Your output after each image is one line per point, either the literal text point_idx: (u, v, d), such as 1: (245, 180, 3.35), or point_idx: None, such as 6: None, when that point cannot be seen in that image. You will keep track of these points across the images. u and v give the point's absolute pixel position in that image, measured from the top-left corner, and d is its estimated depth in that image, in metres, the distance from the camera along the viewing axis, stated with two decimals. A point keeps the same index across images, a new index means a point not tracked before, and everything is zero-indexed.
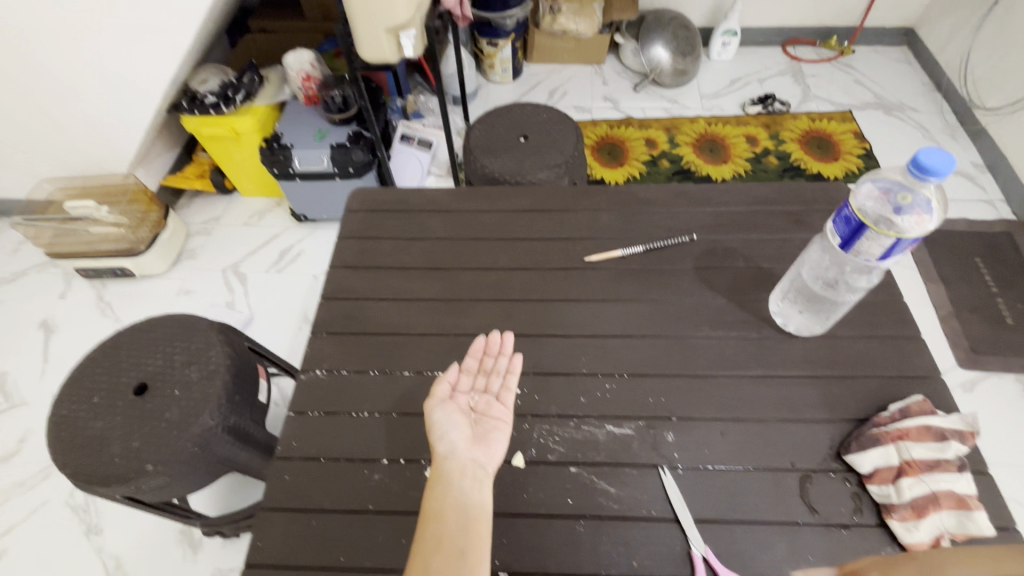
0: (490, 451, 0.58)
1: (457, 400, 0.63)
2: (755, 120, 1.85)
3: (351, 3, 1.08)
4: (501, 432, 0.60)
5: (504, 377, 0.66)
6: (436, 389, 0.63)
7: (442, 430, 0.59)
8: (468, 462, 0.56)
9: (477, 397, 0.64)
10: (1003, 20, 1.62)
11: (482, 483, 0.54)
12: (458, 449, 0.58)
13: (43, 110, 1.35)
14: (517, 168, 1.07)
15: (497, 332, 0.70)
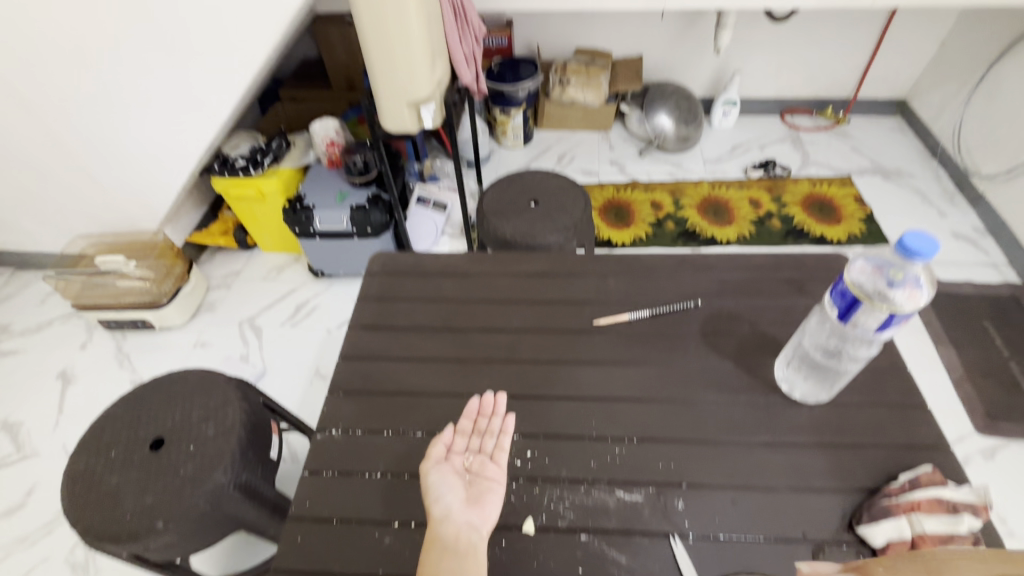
0: (484, 511, 0.61)
1: (452, 462, 0.65)
2: (758, 184, 1.92)
3: (377, 81, 1.18)
4: (495, 492, 0.63)
5: (498, 438, 0.67)
6: (431, 450, 0.65)
7: (437, 492, 0.62)
8: (462, 525, 0.59)
9: (472, 457, 0.66)
10: (991, 95, 1.71)
11: (475, 548, 0.57)
12: (453, 511, 0.60)
13: (87, 171, 1.45)
14: (528, 231, 1.12)
15: (490, 393, 0.72)
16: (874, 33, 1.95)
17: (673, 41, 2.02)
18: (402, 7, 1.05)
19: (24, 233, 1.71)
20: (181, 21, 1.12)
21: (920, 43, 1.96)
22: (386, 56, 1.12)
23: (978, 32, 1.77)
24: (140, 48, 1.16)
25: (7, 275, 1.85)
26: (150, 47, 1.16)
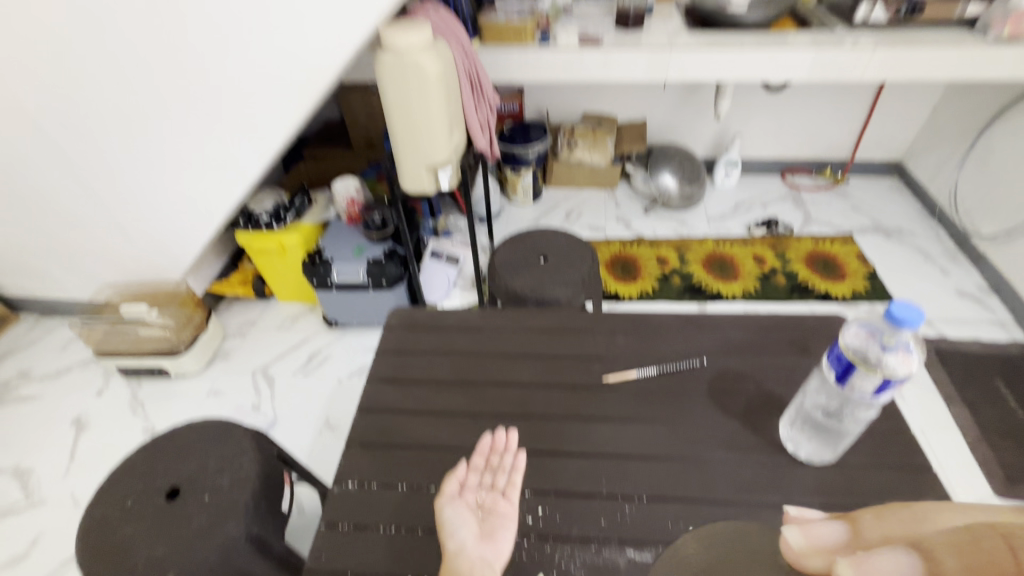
0: (497, 545, 0.62)
1: (465, 498, 0.66)
2: (762, 241, 1.97)
3: (399, 146, 1.26)
4: (507, 528, 0.64)
5: (510, 475, 0.69)
6: (446, 486, 0.67)
7: (451, 527, 0.62)
8: (475, 560, 0.59)
9: (485, 493, 0.67)
10: (983, 159, 1.78)
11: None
12: (466, 546, 0.61)
13: (120, 225, 1.54)
14: (538, 286, 1.16)
15: (503, 430, 0.74)
16: (867, 100, 2.05)
17: (675, 107, 2.14)
18: (424, 82, 1.15)
19: (53, 281, 1.79)
20: (220, 94, 1.22)
21: (912, 110, 2.06)
22: (407, 124, 1.21)
23: (967, 100, 1.87)
24: (181, 117, 1.26)
25: (32, 321, 1.91)
26: (190, 115, 1.25)
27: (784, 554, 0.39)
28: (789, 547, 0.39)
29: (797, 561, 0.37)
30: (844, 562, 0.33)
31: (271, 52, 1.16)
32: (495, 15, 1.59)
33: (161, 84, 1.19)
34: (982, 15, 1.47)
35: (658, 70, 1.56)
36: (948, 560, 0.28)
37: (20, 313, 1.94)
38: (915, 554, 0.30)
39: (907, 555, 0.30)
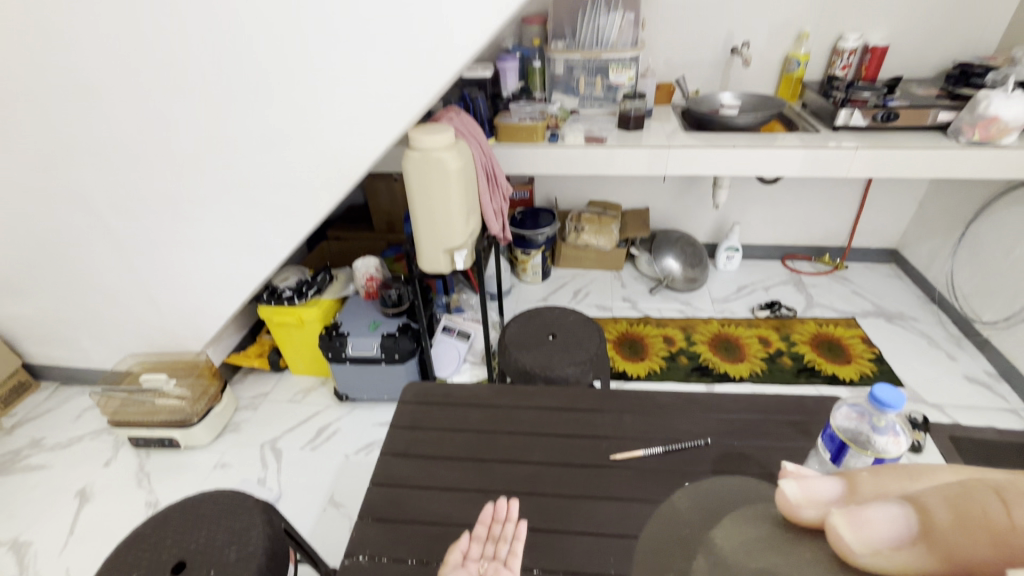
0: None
1: (468, 568, 0.64)
2: (766, 323, 2.01)
3: (420, 232, 1.37)
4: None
5: (511, 544, 0.67)
6: (449, 557, 0.66)
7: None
8: None
9: (486, 563, 0.65)
10: (974, 248, 1.86)
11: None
12: None
13: (154, 297, 1.64)
14: (547, 363, 1.20)
15: (503, 500, 0.73)
16: (858, 193, 2.18)
17: (676, 196, 2.29)
18: (445, 175, 1.27)
19: (80, 349, 1.86)
20: (261, 186, 1.34)
21: (901, 202, 2.18)
22: (428, 212, 1.32)
23: (951, 195, 1.98)
24: (223, 204, 1.38)
25: (51, 389, 1.96)
26: (232, 203, 1.38)
27: (775, 505, 0.32)
28: (783, 498, 0.31)
29: (787, 512, 0.30)
30: (838, 514, 0.28)
31: (311, 154, 1.28)
32: (510, 117, 1.78)
33: (211, 175, 1.33)
34: (953, 121, 1.59)
35: (658, 165, 1.71)
36: (943, 514, 0.24)
37: (41, 380, 1.99)
38: (907, 508, 0.26)
39: (899, 507, 0.26)
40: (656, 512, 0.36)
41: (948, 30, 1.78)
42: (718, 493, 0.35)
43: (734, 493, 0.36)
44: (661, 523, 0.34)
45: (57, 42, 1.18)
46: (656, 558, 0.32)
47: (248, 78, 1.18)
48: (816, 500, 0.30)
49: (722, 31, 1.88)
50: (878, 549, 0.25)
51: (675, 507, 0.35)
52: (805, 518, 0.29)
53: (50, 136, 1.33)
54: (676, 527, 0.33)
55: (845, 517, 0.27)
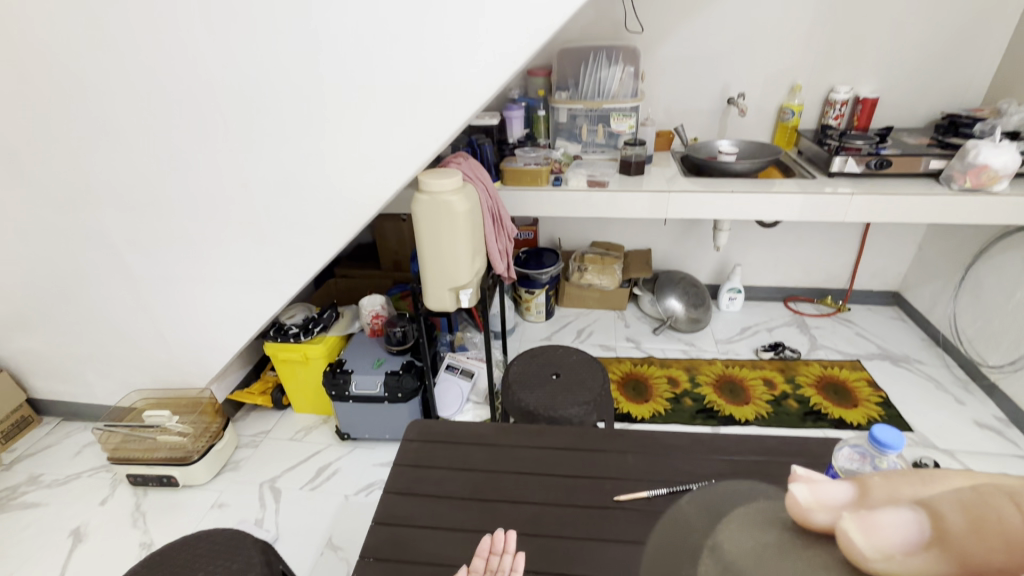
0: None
1: None
2: (771, 365, 2.01)
3: (426, 272, 1.40)
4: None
5: None
6: None
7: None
8: None
9: None
10: (975, 292, 1.87)
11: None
12: None
13: (162, 333, 1.66)
14: (551, 403, 1.20)
15: (501, 531, 0.73)
16: (856, 236, 2.22)
17: (677, 238, 2.33)
18: (453, 218, 1.32)
19: (85, 384, 1.87)
20: (273, 226, 1.38)
21: (900, 246, 2.21)
22: (435, 252, 1.36)
23: (949, 239, 2.02)
24: (236, 242, 1.43)
25: (52, 425, 1.95)
26: (244, 241, 1.42)
27: (785, 509, 0.30)
28: (794, 501, 0.29)
29: (801, 520, 0.28)
30: (849, 519, 0.26)
31: (323, 196, 1.32)
32: (515, 162, 1.85)
33: (226, 215, 1.38)
34: (944, 169, 1.64)
35: (659, 208, 1.76)
36: (959, 519, 0.24)
37: (44, 415, 1.99)
38: (920, 512, 0.25)
39: (911, 511, 0.25)
40: (666, 518, 0.35)
41: (935, 83, 1.86)
42: (729, 492, 0.34)
43: (749, 489, 0.34)
44: (667, 526, 0.33)
45: (90, 91, 1.25)
46: (659, 560, 0.31)
47: (265, 125, 1.24)
48: (826, 503, 0.28)
49: (718, 84, 1.97)
50: (890, 554, 0.24)
51: (681, 512, 0.34)
52: (816, 522, 0.27)
53: (76, 178, 1.40)
54: (678, 529, 0.32)
55: (856, 522, 0.26)
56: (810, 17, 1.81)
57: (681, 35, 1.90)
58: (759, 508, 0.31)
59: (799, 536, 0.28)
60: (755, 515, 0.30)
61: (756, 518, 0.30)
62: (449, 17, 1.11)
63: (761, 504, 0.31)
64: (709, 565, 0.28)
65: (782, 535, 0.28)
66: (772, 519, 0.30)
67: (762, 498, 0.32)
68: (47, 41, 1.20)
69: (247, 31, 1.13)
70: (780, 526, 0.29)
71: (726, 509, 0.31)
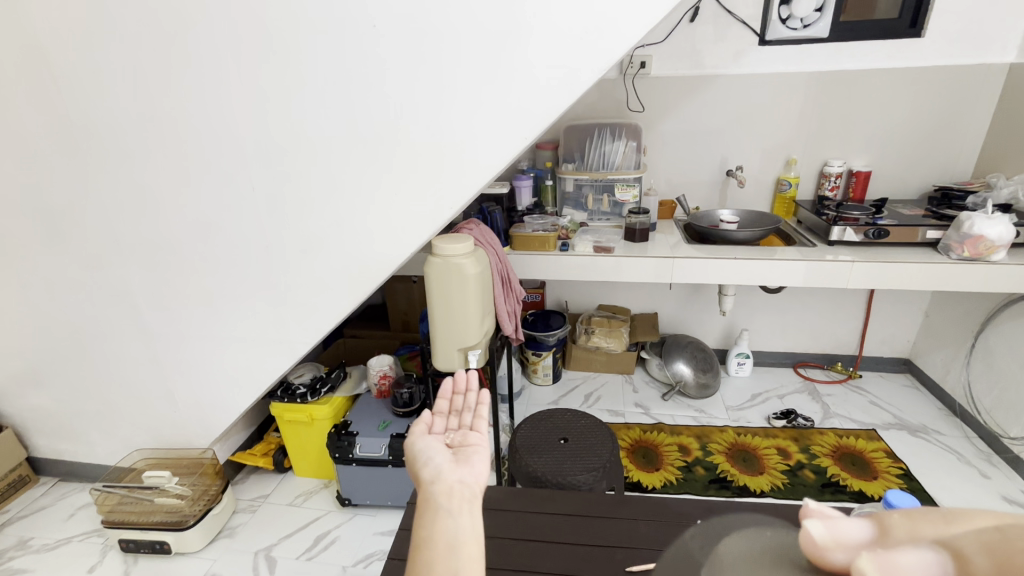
0: (471, 471, 0.67)
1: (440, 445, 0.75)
2: (783, 433, 1.95)
3: (436, 332, 1.43)
4: (480, 454, 0.72)
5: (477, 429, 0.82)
6: (421, 437, 0.76)
7: (428, 461, 0.68)
8: (453, 480, 0.62)
9: (457, 442, 0.77)
10: (987, 360, 1.86)
11: (468, 506, 0.54)
12: (443, 472, 0.65)
13: (172, 391, 1.67)
14: (559, 469, 1.18)
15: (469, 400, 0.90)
16: (862, 303, 2.24)
17: (683, 303, 2.36)
18: (464, 280, 1.36)
19: (88, 443, 1.86)
20: (290, 287, 1.43)
21: (906, 313, 2.22)
22: (446, 312, 1.39)
23: (954, 307, 2.03)
24: (252, 302, 1.47)
25: (48, 486, 1.92)
26: (261, 302, 1.46)
27: (800, 546, 0.32)
28: (809, 539, 0.31)
29: (817, 553, 0.31)
30: (867, 558, 0.29)
31: (340, 258, 1.38)
32: (524, 229, 1.93)
33: (245, 275, 1.44)
34: (942, 239, 1.68)
35: (664, 274, 1.80)
36: (983, 560, 0.27)
37: (41, 475, 1.96)
38: (941, 554, 0.28)
39: (931, 551, 0.28)
40: (673, 548, 0.38)
41: (926, 159, 1.96)
42: (734, 525, 0.36)
43: (755, 524, 0.36)
44: (672, 559, 0.36)
45: (130, 160, 1.35)
46: None
47: (290, 192, 1.32)
48: (844, 542, 0.30)
49: (716, 157, 2.08)
50: None
51: (685, 544, 0.36)
52: (835, 561, 0.30)
53: (108, 240, 1.47)
54: (681, 564, 0.34)
55: (877, 561, 0.28)
56: (800, 98, 1.94)
57: (680, 114, 2.04)
58: (766, 547, 0.33)
59: None
60: (762, 552, 0.32)
61: (766, 554, 0.32)
62: (464, 98, 1.20)
63: (768, 541, 0.33)
64: None
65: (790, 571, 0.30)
66: (788, 558, 0.31)
67: (771, 532, 0.34)
68: (98, 118, 1.32)
69: (278, 111, 1.24)
70: (793, 566, 0.31)
71: (725, 544, 0.34)
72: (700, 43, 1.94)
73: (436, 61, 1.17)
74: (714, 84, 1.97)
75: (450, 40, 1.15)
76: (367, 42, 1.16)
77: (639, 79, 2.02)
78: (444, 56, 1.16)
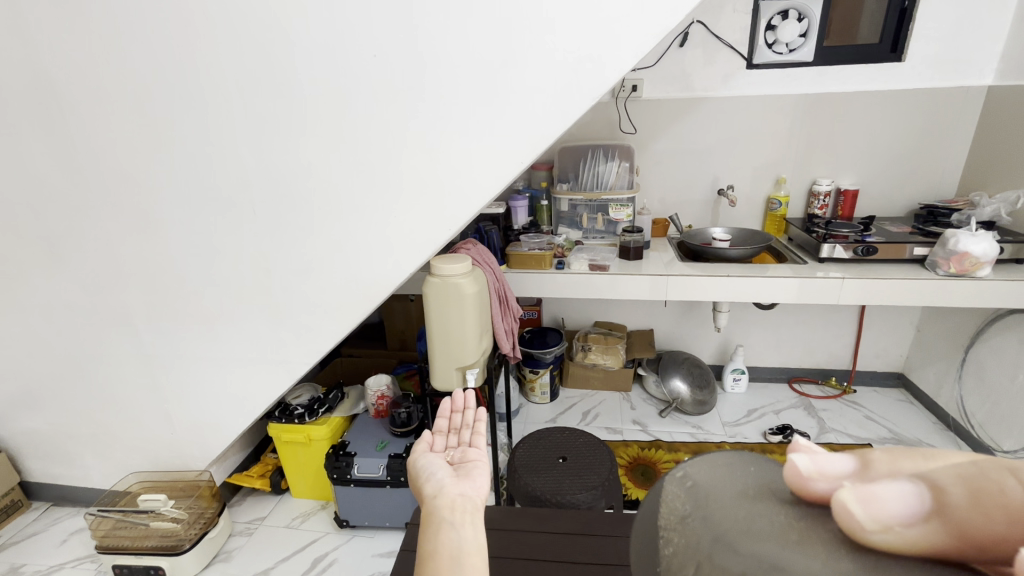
0: (473, 484, 0.68)
1: (440, 458, 0.77)
2: (780, 449, 1.96)
3: (435, 349, 1.44)
4: (480, 468, 0.74)
5: (474, 445, 0.83)
6: (419, 453, 0.78)
7: (428, 474, 0.70)
8: (455, 494, 0.63)
9: (456, 457, 0.79)
10: (978, 374, 1.88)
11: (471, 520, 0.55)
12: (445, 486, 0.66)
13: (168, 411, 1.67)
14: (557, 488, 1.18)
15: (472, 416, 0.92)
16: (854, 319, 2.27)
17: (678, 319, 2.39)
18: (463, 299, 1.38)
19: (82, 466, 1.84)
20: (290, 308, 1.44)
21: (898, 327, 2.25)
22: (443, 328, 1.41)
23: (944, 322, 2.07)
24: (250, 322, 1.48)
25: (41, 511, 1.90)
26: (261, 325, 1.47)
27: (786, 481, 0.32)
28: (796, 473, 0.31)
29: (802, 491, 0.30)
30: (847, 489, 0.27)
31: (339, 279, 1.39)
32: (520, 247, 1.96)
33: (244, 295, 1.45)
34: (928, 255, 1.72)
35: (659, 291, 1.82)
36: (960, 492, 0.24)
37: (34, 500, 1.94)
38: (918, 483, 0.25)
39: (909, 482, 0.26)
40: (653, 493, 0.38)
41: (913, 178, 2.01)
42: (716, 465, 0.36)
43: (734, 460, 0.36)
44: (653, 502, 0.36)
45: (132, 183, 1.37)
46: (653, 539, 0.33)
47: (290, 214, 1.34)
48: (826, 475, 0.29)
49: (709, 177, 2.13)
50: (890, 526, 0.25)
51: (664, 488, 0.36)
52: (816, 491, 0.29)
53: (107, 262, 1.49)
54: (661, 509, 0.35)
55: (855, 493, 0.26)
56: (788, 119, 2.00)
57: (671, 134, 2.09)
58: (753, 485, 0.32)
59: (805, 512, 0.29)
60: (748, 493, 0.31)
61: (745, 491, 0.32)
62: (461, 123, 1.23)
63: (754, 481, 0.33)
64: (704, 533, 0.30)
65: (774, 507, 0.30)
66: (772, 494, 0.31)
67: (757, 470, 0.34)
68: (100, 143, 1.34)
69: (278, 136, 1.26)
70: (778, 501, 0.30)
71: (701, 480, 0.34)
72: (690, 67, 2.00)
73: (436, 91, 1.21)
74: (706, 106, 2.03)
75: (448, 67, 1.19)
76: (367, 70, 1.19)
77: (631, 102, 2.07)
78: (442, 84, 1.20)
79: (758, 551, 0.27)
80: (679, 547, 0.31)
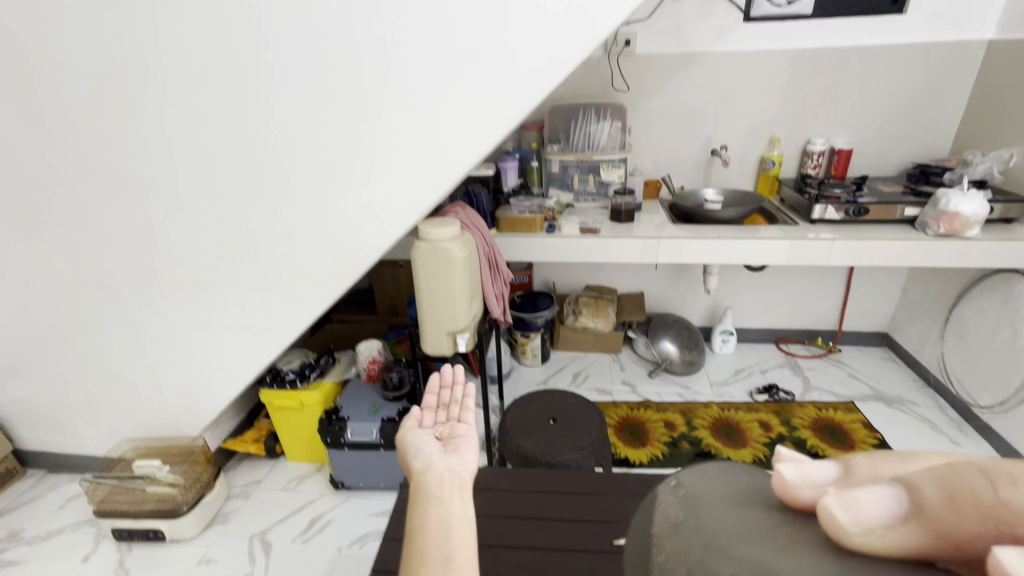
0: (461, 459, 0.68)
1: (429, 434, 0.77)
2: (765, 407, 2.01)
3: (425, 315, 1.43)
4: (468, 443, 0.74)
5: (462, 420, 0.83)
6: (407, 429, 0.78)
7: (417, 450, 0.70)
8: (443, 469, 0.63)
9: (444, 432, 0.79)
10: (960, 333, 1.92)
11: (459, 494, 0.55)
12: (433, 462, 0.66)
13: (157, 379, 1.66)
14: (548, 449, 1.20)
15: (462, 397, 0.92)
16: (842, 280, 2.29)
17: (668, 282, 2.39)
18: (451, 264, 1.36)
19: (74, 433, 1.84)
20: (275, 273, 1.41)
21: (885, 288, 2.27)
22: (432, 295, 1.40)
23: (930, 282, 2.09)
24: (234, 288, 1.45)
25: (37, 477, 1.91)
26: (246, 292, 1.45)
27: (773, 490, 0.31)
28: (780, 481, 0.31)
29: (786, 497, 0.30)
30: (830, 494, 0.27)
31: (324, 243, 1.36)
32: (510, 211, 1.93)
33: (227, 261, 1.41)
34: (919, 216, 1.72)
35: (649, 253, 1.81)
36: (934, 493, 0.24)
37: (29, 467, 1.95)
38: (897, 488, 0.25)
39: (888, 487, 0.26)
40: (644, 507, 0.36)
41: (908, 136, 1.98)
42: (705, 474, 0.35)
43: (722, 471, 0.35)
44: (643, 511, 0.36)
45: (101, 146, 1.31)
46: (642, 549, 0.33)
47: (270, 178, 1.29)
48: (811, 482, 0.29)
49: (701, 136, 2.09)
50: (871, 529, 0.25)
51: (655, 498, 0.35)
52: (801, 499, 0.29)
53: (82, 229, 1.44)
54: (651, 517, 0.34)
55: (837, 499, 0.26)
56: (784, 75, 1.94)
57: (664, 91, 2.03)
58: (741, 491, 0.32)
59: (793, 519, 0.29)
60: (738, 500, 0.31)
61: (735, 497, 0.31)
62: (446, 80, 1.18)
63: (742, 488, 0.32)
64: (693, 536, 0.29)
65: (760, 514, 0.29)
66: (760, 500, 0.31)
67: (748, 479, 0.34)
68: (63, 102, 1.27)
69: (252, 95, 1.20)
70: (766, 507, 0.30)
71: (691, 488, 0.33)
72: (684, 20, 1.92)
73: (417, 44, 1.15)
74: (700, 61, 1.96)
75: (429, 17, 1.12)
76: (344, 22, 1.12)
77: (623, 57, 2.00)
78: (424, 37, 1.14)
79: (748, 555, 0.27)
80: (671, 555, 0.29)
